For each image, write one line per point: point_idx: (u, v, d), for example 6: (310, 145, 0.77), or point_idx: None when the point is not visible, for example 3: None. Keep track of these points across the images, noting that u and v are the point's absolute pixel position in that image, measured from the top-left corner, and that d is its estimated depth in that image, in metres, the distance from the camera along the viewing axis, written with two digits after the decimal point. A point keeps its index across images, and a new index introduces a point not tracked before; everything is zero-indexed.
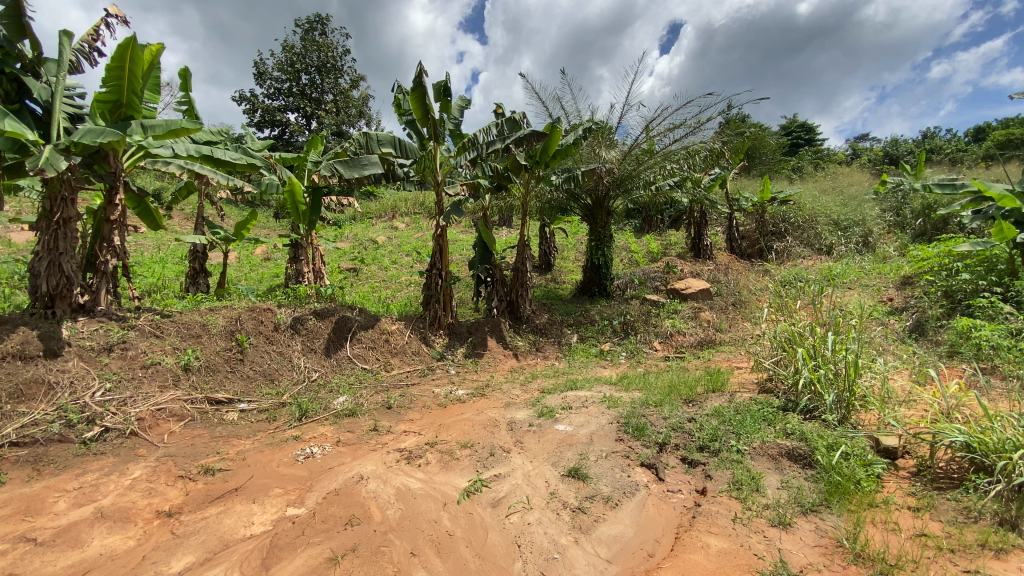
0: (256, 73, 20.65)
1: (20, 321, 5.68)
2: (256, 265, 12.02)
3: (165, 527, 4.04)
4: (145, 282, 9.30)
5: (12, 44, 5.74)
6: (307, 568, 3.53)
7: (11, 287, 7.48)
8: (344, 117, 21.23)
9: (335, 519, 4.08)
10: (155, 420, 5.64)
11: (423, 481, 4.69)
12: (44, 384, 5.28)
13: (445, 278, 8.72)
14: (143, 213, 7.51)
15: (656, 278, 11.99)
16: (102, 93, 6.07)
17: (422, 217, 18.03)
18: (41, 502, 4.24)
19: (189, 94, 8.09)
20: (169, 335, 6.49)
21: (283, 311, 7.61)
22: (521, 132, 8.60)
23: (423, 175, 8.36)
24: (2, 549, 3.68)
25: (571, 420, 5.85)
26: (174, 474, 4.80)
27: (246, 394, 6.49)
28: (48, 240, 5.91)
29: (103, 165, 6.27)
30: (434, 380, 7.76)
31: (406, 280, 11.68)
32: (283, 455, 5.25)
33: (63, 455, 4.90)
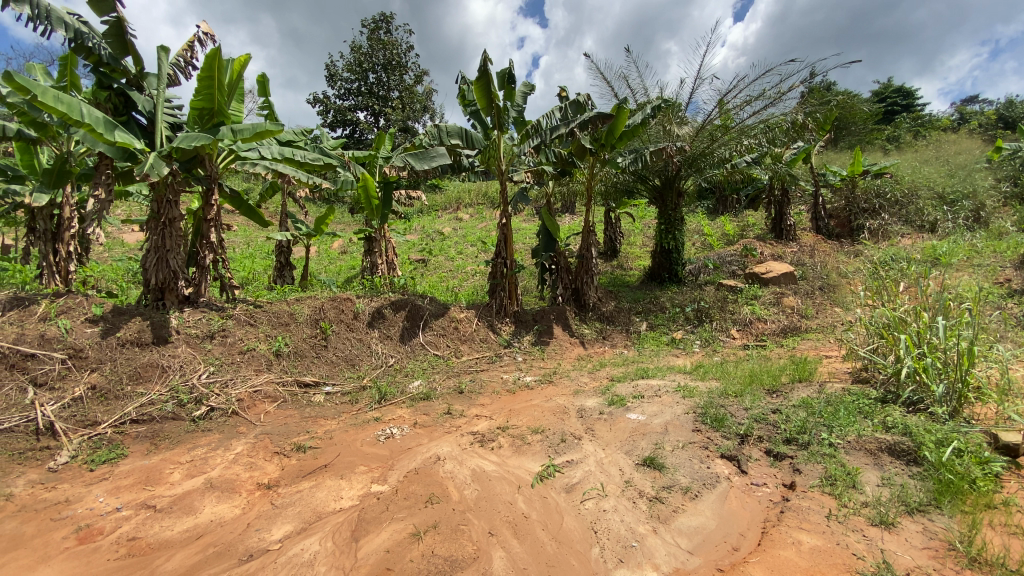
0: (328, 76, 21.68)
1: (137, 312, 6.37)
2: (333, 258, 12.74)
3: (265, 498, 4.41)
4: (238, 276, 10.11)
5: (116, 61, 6.36)
6: (392, 542, 3.71)
7: (128, 282, 8.39)
8: (409, 113, 21.84)
9: (416, 496, 4.25)
10: (253, 401, 6.16)
11: (496, 464, 4.77)
12: (158, 367, 5.92)
13: (510, 266, 8.77)
14: (244, 212, 8.18)
15: (732, 262, 11.35)
16: (196, 102, 6.59)
17: (486, 207, 18.23)
18: (159, 473, 4.76)
19: (268, 99, 8.63)
20: (261, 323, 7.01)
21: (361, 300, 7.99)
22: (586, 114, 8.41)
23: (487, 165, 8.46)
24: (130, 514, 4.18)
25: (644, 409, 5.70)
26: (271, 451, 5.22)
27: (330, 378, 6.92)
28: (157, 240, 6.55)
29: (199, 168, 6.89)
30: (502, 367, 7.85)
31: (472, 270, 11.88)
32: (366, 435, 5.55)
33: (176, 431, 5.47)
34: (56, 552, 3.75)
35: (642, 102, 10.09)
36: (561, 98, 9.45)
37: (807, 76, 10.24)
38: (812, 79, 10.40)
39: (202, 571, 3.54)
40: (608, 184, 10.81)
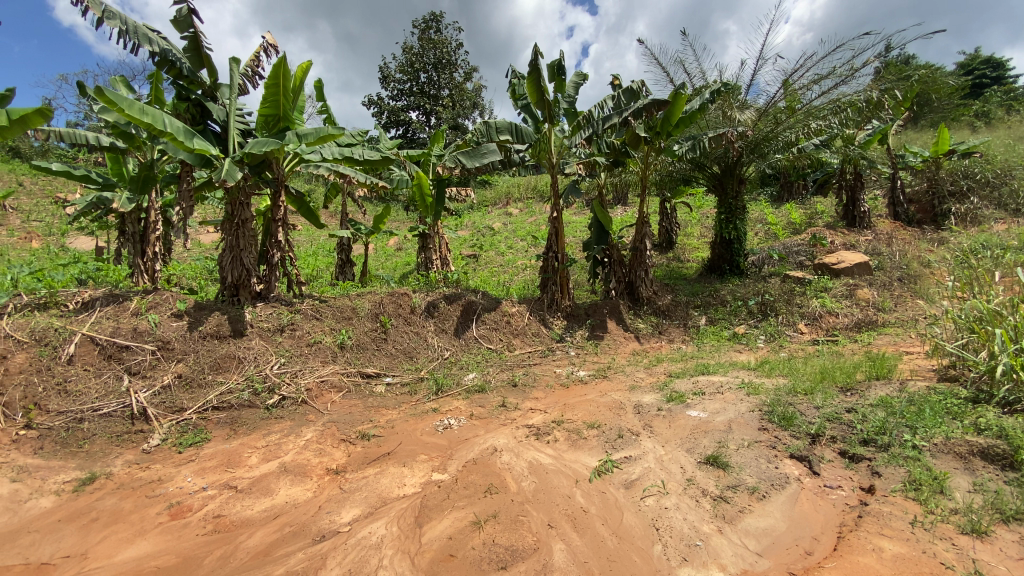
0: (381, 77, 22.29)
1: (215, 307, 6.85)
2: (390, 255, 13.15)
3: (334, 482, 4.64)
4: (303, 273, 10.64)
5: (194, 73, 6.82)
6: (454, 529, 3.81)
7: (205, 279, 9.03)
8: (460, 110, 22.12)
9: (475, 486, 4.33)
10: (320, 390, 6.49)
11: (553, 457, 4.77)
12: (235, 358, 6.35)
13: (562, 260, 8.73)
14: (306, 212, 8.60)
15: (800, 252, 10.73)
16: (264, 109, 6.98)
17: (536, 201, 18.19)
18: (238, 456, 5.11)
19: (327, 103, 9.00)
20: (326, 317, 7.35)
21: (417, 295, 8.22)
22: (640, 103, 8.19)
23: (538, 159, 8.46)
24: (214, 493, 4.52)
25: (705, 406, 5.51)
26: (338, 438, 5.48)
27: (390, 369, 7.18)
28: (232, 240, 7.02)
29: (268, 172, 7.28)
30: (556, 361, 7.83)
31: (523, 264, 11.90)
32: (425, 425, 5.71)
33: (253, 418, 5.86)
34: (151, 526, 4.12)
35: (700, 87, 9.71)
36: (614, 87, 9.25)
37: (882, 50, 9.49)
38: (888, 53, 9.63)
39: (279, 549, 3.78)
40: (663, 173, 10.48)
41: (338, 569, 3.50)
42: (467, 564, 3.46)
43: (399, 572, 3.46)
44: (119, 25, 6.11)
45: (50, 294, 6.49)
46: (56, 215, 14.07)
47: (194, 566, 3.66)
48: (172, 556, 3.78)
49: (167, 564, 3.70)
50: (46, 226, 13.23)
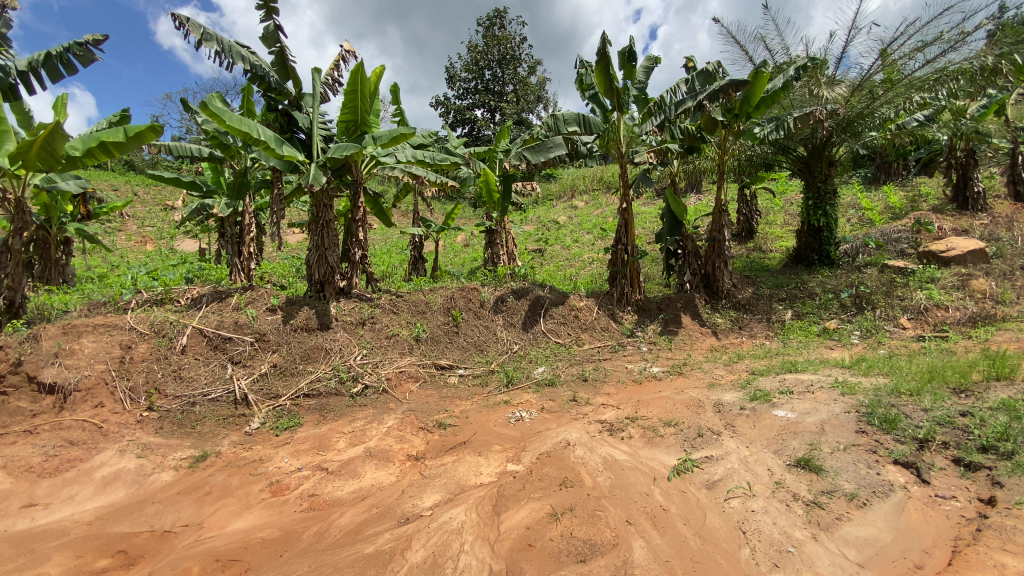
0: (447, 78, 22.81)
1: (304, 302, 7.37)
2: (458, 251, 13.49)
3: (415, 469, 4.87)
4: (379, 270, 11.16)
5: (281, 85, 7.33)
6: (532, 520, 3.85)
7: (293, 276, 9.72)
8: (524, 105, 22.16)
9: (550, 478, 4.35)
10: (399, 380, 6.81)
11: (628, 454, 4.69)
12: (323, 349, 6.82)
13: (632, 252, 8.53)
14: (381, 211, 9.03)
15: (900, 239, 9.76)
16: (344, 115, 7.38)
17: (602, 193, 17.87)
18: (328, 441, 5.48)
19: (400, 106, 9.34)
20: (403, 312, 7.68)
21: (487, 289, 8.37)
22: (716, 85, 7.78)
23: (606, 149, 8.30)
24: (308, 474, 4.89)
25: (793, 406, 5.17)
26: (417, 426, 5.72)
27: (463, 361, 7.38)
28: (317, 240, 7.51)
29: (348, 175, 7.69)
30: (627, 356, 7.67)
31: (590, 258, 11.76)
32: (498, 417, 5.81)
33: (339, 405, 6.26)
34: (256, 501, 4.53)
35: (783, 63, 9.08)
36: (687, 70, 8.85)
37: (1000, 9, 8.40)
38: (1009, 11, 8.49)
39: (368, 528, 4.02)
40: (742, 159, 9.90)
41: (422, 551, 3.66)
42: (546, 555, 3.50)
43: (480, 558, 3.56)
44: (216, 45, 6.71)
45: (166, 290, 7.29)
46: (165, 221, 15.72)
47: (294, 540, 3.98)
48: (275, 529, 4.14)
49: (270, 536, 4.05)
50: (157, 230, 14.83)
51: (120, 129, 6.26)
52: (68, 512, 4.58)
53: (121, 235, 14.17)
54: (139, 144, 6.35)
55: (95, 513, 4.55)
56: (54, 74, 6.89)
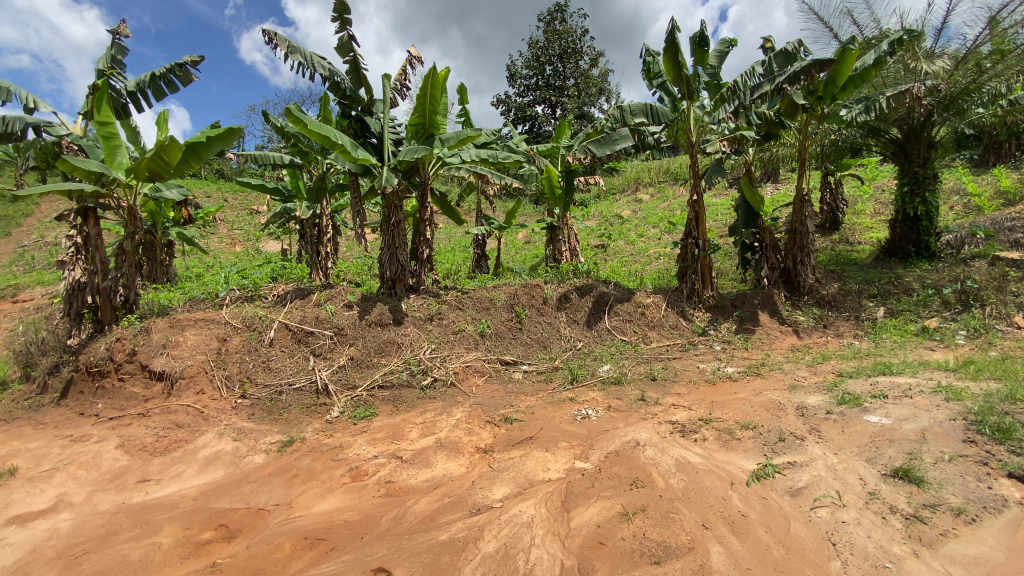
0: (508, 75, 22.95)
1: (378, 298, 7.74)
2: (519, 248, 13.60)
3: (484, 461, 4.98)
4: (444, 267, 11.48)
5: (355, 92, 7.70)
6: (603, 519, 3.82)
7: (365, 274, 10.23)
8: (586, 99, 21.89)
9: (620, 477, 4.29)
10: (466, 374, 6.97)
11: (703, 457, 4.53)
12: (395, 343, 7.13)
13: (703, 247, 8.24)
14: (446, 210, 9.30)
15: (1016, 227, 8.69)
16: (413, 118, 7.65)
17: (668, 185, 17.29)
18: (402, 431, 5.72)
19: (465, 106, 9.52)
20: (468, 308, 7.87)
21: (550, 286, 8.39)
22: (797, 66, 7.22)
23: (675, 139, 8.01)
24: (384, 461, 5.14)
25: (888, 411, 4.76)
26: (484, 420, 5.85)
27: (527, 357, 7.43)
28: (388, 239, 7.84)
29: (416, 176, 7.98)
30: (698, 355, 7.39)
31: (656, 253, 11.43)
32: (564, 413, 5.81)
33: (411, 397, 6.52)
34: (338, 485, 4.83)
35: (873, 38, 8.35)
36: (764, 51, 8.36)
37: None
38: None
39: (442, 516, 4.16)
40: (824, 144, 9.20)
41: (494, 542, 3.74)
42: (618, 554, 3.47)
43: (551, 553, 3.58)
44: (298, 58, 7.17)
45: (255, 288, 7.92)
46: (251, 224, 17.04)
47: (373, 523, 4.21)
48: (356, 513, 4.40)
49: (352, 519, 4.31)
50: (245, 233, 16.11)
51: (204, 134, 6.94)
52: (176, 488, 5.11)
53: (214, 237, 15.52)
54: (221, 144, 6.89)
55: (199, 489, 5.03)
56: (159, 92, 7.67)
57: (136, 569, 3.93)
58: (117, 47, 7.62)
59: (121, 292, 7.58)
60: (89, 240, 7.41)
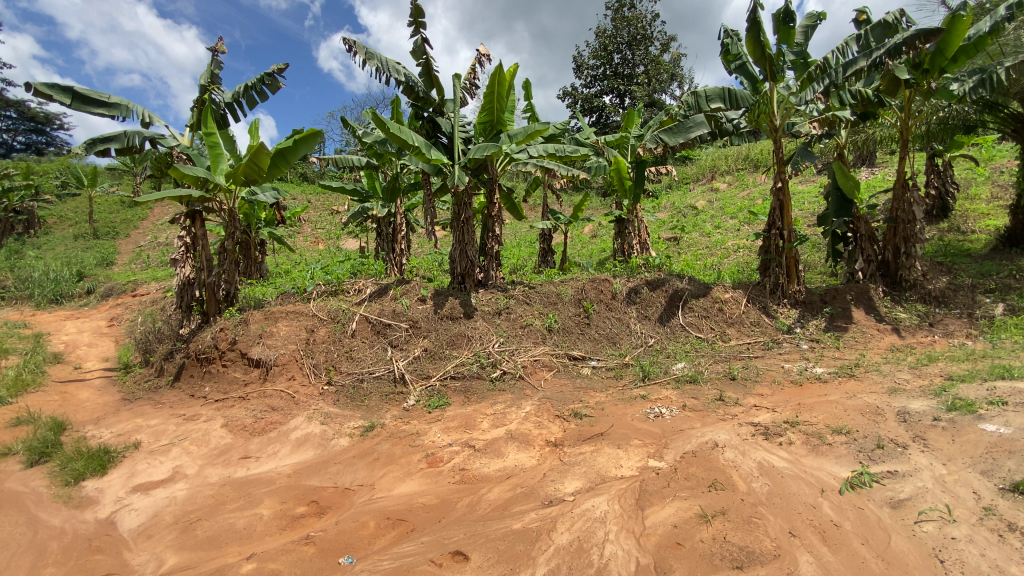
0: (575, 67, 22.69)
1: (449, 293, 8.00)
2: (586, 242, 13.48)
3: (555, 455, 5.02)
4: (511, 262, 11.60)
5: (427, 94, 7.97)
6: (680, 519, 3.73)
7: (437, 269, 10.57)
8: (656, 86, 21.17)
9: (697, 478, 4.16)
10: (534, 367, 7.05)
11: (789, 461, 4.28)
12: (465, 336, 7.35)
13: (788, 238, 7.77)
14: (510, 206, 9.47)
15: None
16: (482, 117, 7.80)
17: (747, 173, 16.33)
18: (474, 421, 5.89)
19: (531, 101, 9.54)
20: (535, 302, 7.94)
21: (619, 281, 8.28)
22: (897, 38, 6.56)
23: (756, 123, 7.59)
24: (458, 449, 5.32)
25: (1009, 420, 4.23)
26: (554, 414, 5.88)
27: (596, 353, 7.36)
28: (459, 235, 8.08)
29: (485, 173, 8.21)
30: (782, 355, 6.95)
31: (734, 246, 10.86)
32: (635, 411, 5.71)
33: (481, 388, 6.69)
34: (415, 470, 5.08)
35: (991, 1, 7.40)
36: (858, 25, 7.68)
37: None
38: None
39: (515, 506, 4.25)
40: (930, 123, 8.29)
41: (567, 534, 3.76)
42: (697, 556, 3.37)
43: (626, 550, 3.55)
44: (375, 64, 7.53)
45: (338, 283, 8.44)
46: (332, 223, 18.14)
47: (450, 508, 4.38)
48: (433, 497, 4.60)
49: (430, 503, 4.52)
50: (326, 232, 17.19)
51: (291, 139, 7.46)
52: (273, 465, 5.60)
53: (300, 236, 16.68)
54: (306, 146, 7.33)
55: (292, 468, 5.48)
56: (251, 102, 8.37)
57: (242, 536, 4.36)
58: (214, 63, 8.38)
59: (224, 286, 8.34)
60: (197, 239, 8.20)
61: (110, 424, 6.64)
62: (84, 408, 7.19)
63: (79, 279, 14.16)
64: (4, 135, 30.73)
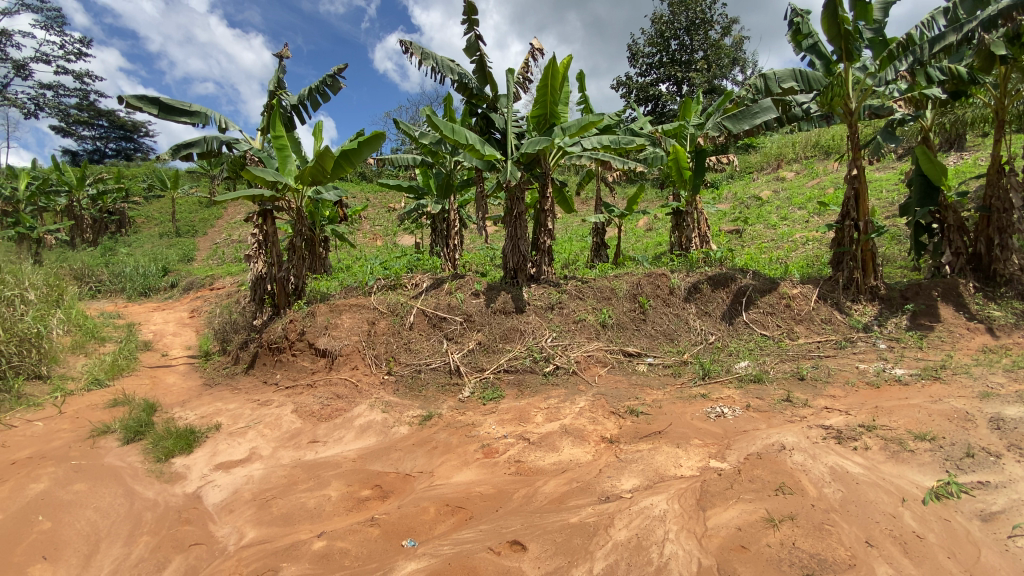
0: (630, 55, 22.15)
1: (502, 287, 8.09)
2: (641, 236, 13.21)
3: (611, 451, 4.98)
4: (564, 257, 11.55)
5: (481, 90, 8.05)
6: (744, 522, 3.61)
7: (490, 264, 10.70)
8: (716, 72, 20.30)
9: (763, 481, 4.01)
10: (588, 363, 7.00)
11: (865, 468, 4.03)
12: (517, 331, 7.41)
13: (863, 230, 7.28)
14: (561, 199, 9.44)
15: None
16: (535, 110, 7.80)
17: (817, 160, 15.35)
18: (528, 414, 5.94)
19: (585, 93, 9.42)
20: (589, 297, 7.87)
21: (677, 276, 8.05)
22: (992, 8, 5.96)
23: (829, 107, 7.08)
24: (513, 441, 5.40)
25: None
26: (609, 410, 5.83)
27: (652, 350, 7.22)
28: (511, 230, 8.14)
29: (537, 167, 8.22)
30: (857, 354, 6.52)
31: (803, 238, 10.27)
32: (695, 410, 5.56)
33: (535, 382, 6.74)
34: (472, 460, 5.20)
35: None
36: None
37: None
38: None
39: (571, 500, 4.27)
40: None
41: (626, 531, 3.74)
42: (763, 560, 3.25)
43: (687, 550, 3.49)
44: (431, 63, 7.70)
45: (397, 278, 8.74)
46: (389, 220, 18.78)
47: (507, 498, 4.47)
48: (490, 487, 4.70)
49: (487, 492, 4.62)
50: (383, 228, 17.82)
51: (356, 142, 7.75)
52: (339, 449, 5.91)
53: (360, 233, 17.40)
54: (369, 149, 7.61)
55: (356, 453, 5.76)
56: (316, 104, 8.79)
57: (313, 515, 4.65)
58: (281, 69, 8.86)
59: (293, 280, 8.85)
60: (268, 236, 8.73)
61: (194, 407, 7.24)
62: (171, 392, 7.88)
63: (164, 274, 15.47)
64: (99, 143, 33.97)
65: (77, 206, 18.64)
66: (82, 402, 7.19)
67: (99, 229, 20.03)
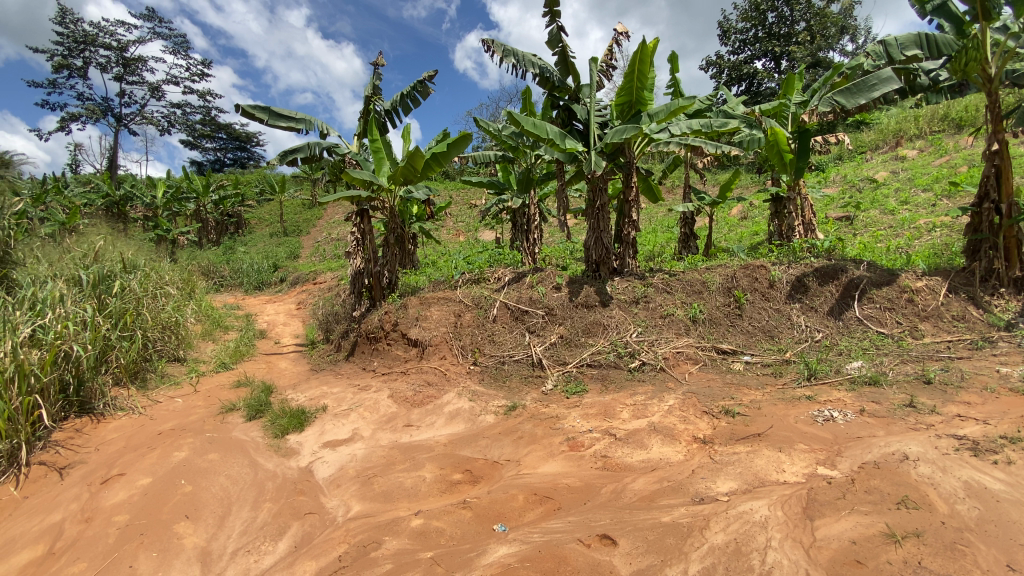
0: (721, 33, 20.84)
1: (585, 280, 8.03)
2: (734, 225, 12.45)
3: (704, 452, 4.80)
4: (648, 248, 11.22)
5: (562, 82, 8.01)
6: (859, 535, 3.33)
7: (572, 257, 10.66)
8: (821, 43, 18.51)
9: (881, 493, 3.66)
10: (676, 360, 6.76)
11: (1007, 484, 3.53)
12: (601, 325, 7.33)
13: (1007, 214, 6.38)
14: (646, 189, 9.18)
15: None
16: (619, 99, 7.62)
17: (948, 135, 13.47)
18: (613, 410, 5.88)
19: (674, 75, 9.04)
20: (677, 291, 7.58)
21: (777, 267, 7.51)
22: None
23: (963, 75, 6.18)
24: (599, 436, 5.38)
25: None
26: (701, 409, 5.60)
27: (748, 347, 6.81)
28: (593, 223, 8.05)
29: (620, 158, 8.04)
30: (998, 356, 5.68)
31: (929, 224, 9.10)
32: (799, 413, 5.18)
33: (620, 377, 6.64)
34: (557, 452, 5.27)
35: None
36: None
37: None
38: None
39: (661, 499, 4.18)
40: None
41: (723, 534, 3.58)
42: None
43: (793, 559, 3.28)
44: (513, 59, 7.80)
45: (481, 272, 8.99)
46: (472, 215, 19.33)
47: (594, 492, 4.47)
48: (577, 479, 4.73)
49: (574, 484, 4.66)
50: (467, 224, 18.40)
51: (445, 143, 8.08)
52: (431, 434, 6.24)
53: (445, 229, 18.12)
54: (456, 149, 7.88)
55: (446, 438, 6.06)
56: (407, 108, 9.26)
57: (410, 494, 4.97)
58: (376, 75, 9.43)
59: (387, 275, 9.42)
60: (364, 234, 9.35)
61: (303, 390, 8.00)
62: (283, 376, 8.76)
63: (275, 270, 17.22)
64: (220, 153, 38.37)
65: (203, 210, 21.21)
66: (212, 382, 8.23)
67: (221, 230, 22.66)
